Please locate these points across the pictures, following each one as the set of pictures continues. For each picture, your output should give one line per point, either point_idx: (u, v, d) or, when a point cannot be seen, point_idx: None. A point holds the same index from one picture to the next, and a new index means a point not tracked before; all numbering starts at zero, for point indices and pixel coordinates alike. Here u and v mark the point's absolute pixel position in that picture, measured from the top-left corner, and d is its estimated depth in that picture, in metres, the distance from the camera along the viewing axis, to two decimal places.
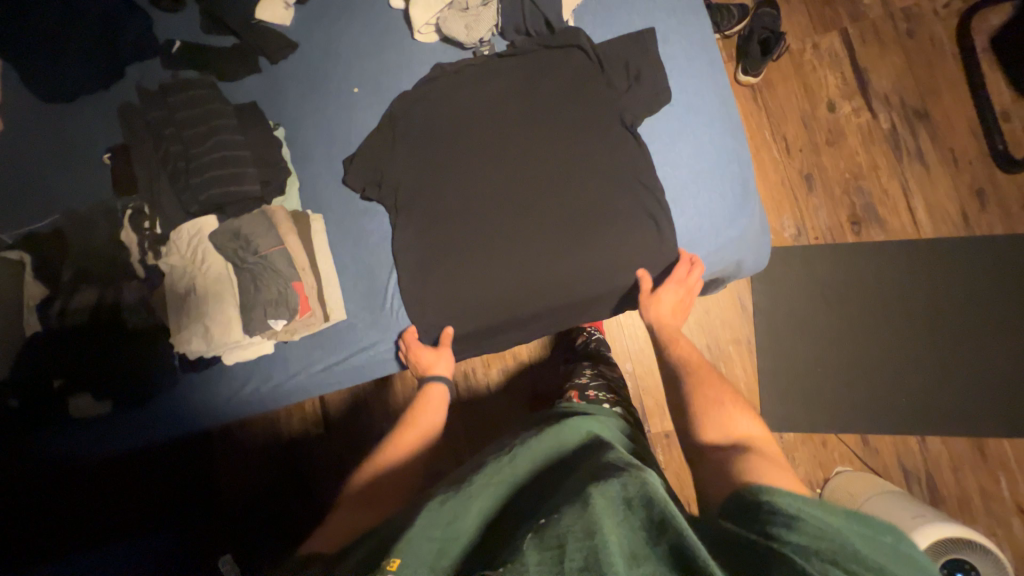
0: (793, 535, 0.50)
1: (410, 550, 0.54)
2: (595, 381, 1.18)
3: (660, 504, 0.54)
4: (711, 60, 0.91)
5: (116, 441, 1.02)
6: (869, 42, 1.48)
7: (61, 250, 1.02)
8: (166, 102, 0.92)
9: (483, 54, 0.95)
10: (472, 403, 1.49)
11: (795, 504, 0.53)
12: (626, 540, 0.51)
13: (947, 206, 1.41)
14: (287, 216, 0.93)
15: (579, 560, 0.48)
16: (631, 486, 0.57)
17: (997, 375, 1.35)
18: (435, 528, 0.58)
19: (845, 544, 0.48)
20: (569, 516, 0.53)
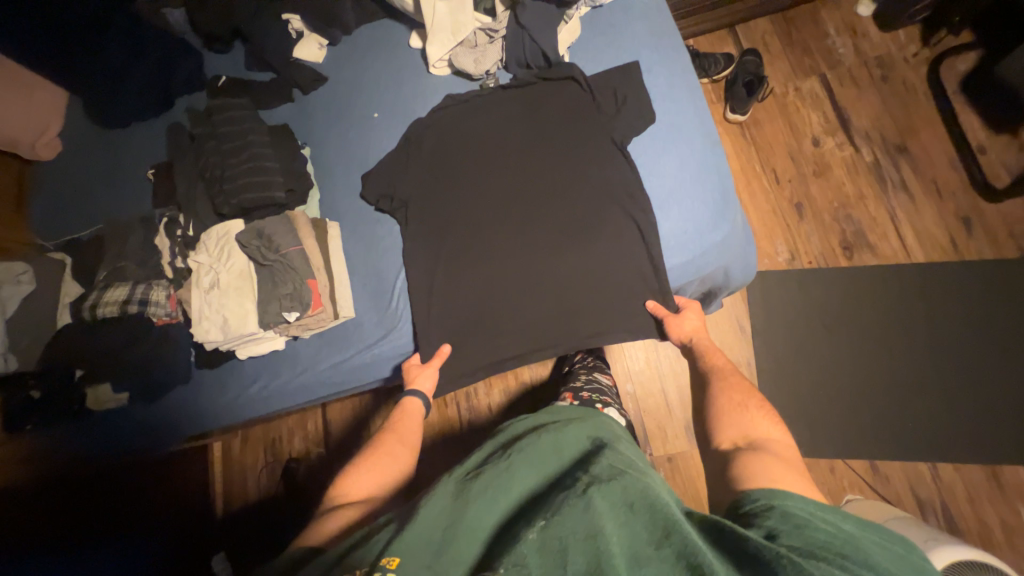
0: (796, 540, 0.50)
1: (411, 548, 0.56)
2: (588, 387, 1.23)
3: (663, 508, 0.53)
4: (692, 86, 1.00)
5: (127, 433, 1.07)
6: (846, 86, 1.61)
7: (100, 254, 1.11)
8: (209, 120, 1.04)
9: (488, 85, 1.07)
10: (473, 423, 1.50)
11: (797, 511, 0.54)
12: (628, 542, 0.52)
13: (935, 233, 1.47)
14: (307, 222, 1.01)
15: (581, 564, 0.49)
16: (633, 487, 0.57)
17: (1005, 400, 1.33)
18: (433, 530, 0.59)
19: (850, 551, 0.48)
20: (569, 517, 0.53)
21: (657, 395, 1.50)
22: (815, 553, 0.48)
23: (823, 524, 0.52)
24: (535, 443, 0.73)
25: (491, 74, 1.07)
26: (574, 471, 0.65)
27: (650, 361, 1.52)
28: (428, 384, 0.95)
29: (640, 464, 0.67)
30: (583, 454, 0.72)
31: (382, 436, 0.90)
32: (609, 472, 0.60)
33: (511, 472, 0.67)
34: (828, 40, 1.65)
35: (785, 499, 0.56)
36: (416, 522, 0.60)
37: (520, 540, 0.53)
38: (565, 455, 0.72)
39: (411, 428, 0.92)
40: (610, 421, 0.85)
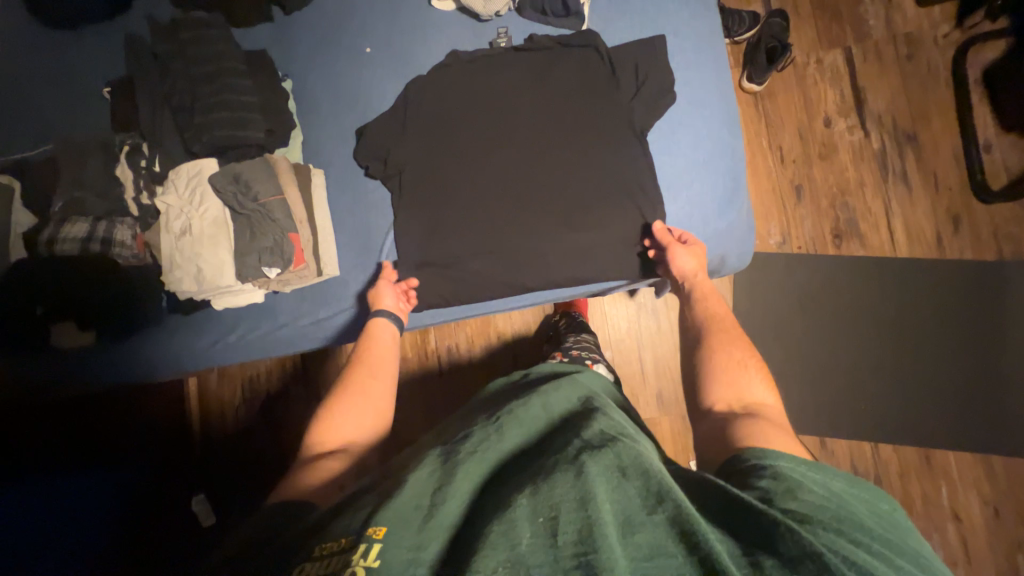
0: (794, 502, 0.52)
1: (400, 515, 0.54)
2: (577, 345, 1.24)
3: (655, 478, 0.54)
4: (717, 53, 0.95)
5: (102, 372, 1.02)
6: (869, 62, 1.53)
7: (48, 179, 0.99)
8: (174, 38, 0.91)
9: (499, 46, 0.96)
10: (451, 371, 1.49)
11: (793, 471, 0.57)
12: (621, 507, 0.52)
13: (923, 227, 1.48)
14: (289, 166, 0.93)
15: (573, 533, 0.49)
16: (625, 456, 0.58)
17: (951, 389, 1.42)
18: (424, 493, 0.58)
19: (842, 516, 0.51)
20: (561, 486, 0.54)
21: (634, 362, 1.54)
22: (811, 518, 0.50)
23: (816, 488, 0.54)
24: (526, 407, 0.74)
25: (504, 35, 0.97)
26: (565, 436, 0.66)
27: (631, 330, 1.55)
28: (391, 303, 0.92)
29: (629, 431, 0.69)
30: (572, 417, 0.73)
31: (353, 369, 0.86)
32: (599, 440, 0.62)
33: (504, 439, 0.69)
34: (860, 8, 1.54)
35: (777, 458, 0.59)
36: (406, 486, 0.58)
37: (513, 505, 0.53)
38: (555, 419, 0.73)
39: (385, 358, 0.89)
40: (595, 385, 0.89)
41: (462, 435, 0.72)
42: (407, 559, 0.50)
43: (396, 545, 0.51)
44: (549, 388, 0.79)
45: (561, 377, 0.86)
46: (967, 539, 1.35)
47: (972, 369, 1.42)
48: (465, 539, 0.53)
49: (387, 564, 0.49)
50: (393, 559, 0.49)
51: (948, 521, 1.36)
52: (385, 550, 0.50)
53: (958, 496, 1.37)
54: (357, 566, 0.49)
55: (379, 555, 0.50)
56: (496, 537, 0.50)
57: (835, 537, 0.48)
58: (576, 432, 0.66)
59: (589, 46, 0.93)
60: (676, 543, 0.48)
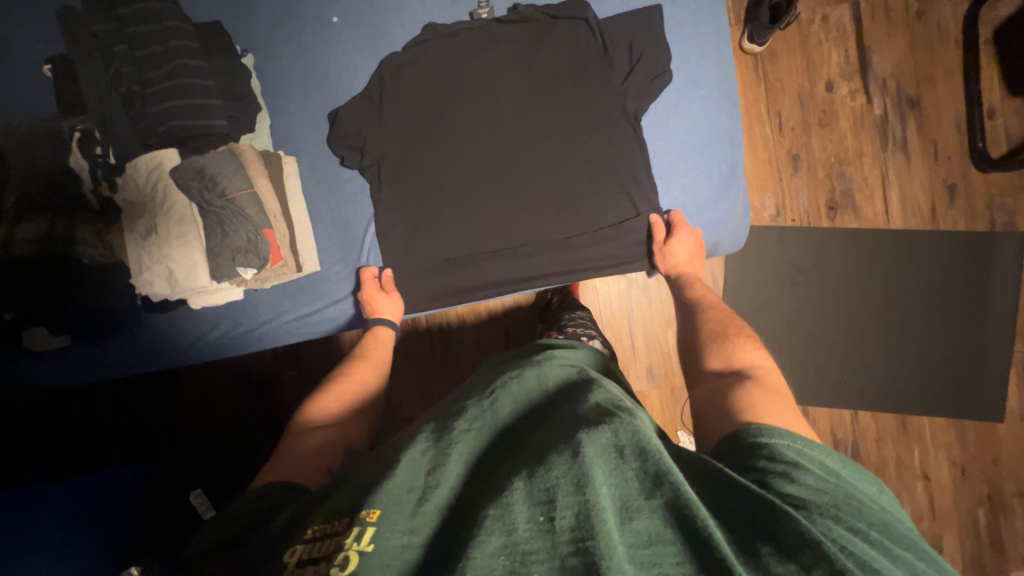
0: (793, 487, 0.52)
1: (393, 499, 0.53)
2: (572, 322, 1.23)
3: (654, 458, 0.52)
4: (716, 27, 0.91)
5: (77, 372, 0.99)
6: (878, 20, 1.44)
7: None
8: (117, 14, 0.86)
9: (480, 17, 0.90)
10: (442, 349, 1.42)
11: (794, 453, 0.56)
12: (618, 491, 0.50)
13: (919, 198, 1.45)
14: (256, 156, 0.89)
15: (570, 519, 0.47)
16: (622, 434, 0.56)
17: (932, 360, 1.45)
18: (416, 475, 0.56)
19: (839, 500, 0.51)
20: (558, 466, 0.52)
21: (625, 338, 1.55)
22: (808, 503, 0.51)
23: (814, 470, 0.54)
24: (519, 380, 0.72)
25: (484, 2, 0.91)
26: (560, 410, 0.65)
27: (622, 307, 1.54)
28: (393, 314, 0.91)
29: (627, 404, 0.67)
30: (568, 387, 0.72)
31: (355, 365, 0.90)
32: (596, 416, 0.60)
33: (497, 412, 0.67)
34: None
35: (776, 437, 0.59)
36: (398, 468, 0.56)
37: (509, 488, 0.51)
38: (549, 390, 0.72)
39: (381, 356, 0.92)
40: (587, 359, 0.88)
41: (453, 410, 0.70)
42: (400, 544, 0.49)
43: (390, 529, 0.50)
44: (542, 363, 0.77)
45: (553, 351, 0.84)
46: (933, 496, 1.44)
47: (954, 340, 1.45)
48: (457, 522, 0.52)
49: (382, 550, 0.48)
50: (386, 545, 0.49)
51: (918, 480, 1.45)
52: (379, 533, 0.49)
53: (929, 458, 1.44)
54: (350, 550, 0.47)
55: (373, 539, 0.49)
56: (489, 520, 0.48)
57: (832, 524, 0.48)
58: (573, 406, 0.64)
59: (576, 18, 0.89)
60: (675, 530, 0.47)
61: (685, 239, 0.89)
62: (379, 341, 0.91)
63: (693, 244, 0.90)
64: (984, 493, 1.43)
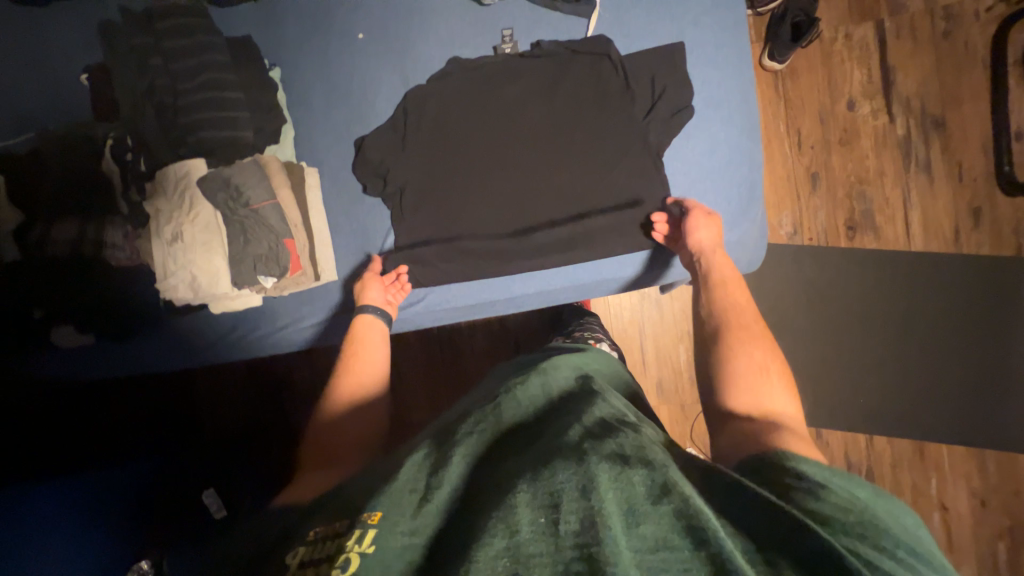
0: (817, 503, 0.51)
1: (395, 500, 0.53)
2: (582, 328, 1.23)
3: (661, 468, 0.51)
4: (738, 49, 0.91)
5: (90, 370, 1.00)
6: (903, 39, 1.42)
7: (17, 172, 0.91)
8: (152, 27, 0.89)
9: (504, 46, 0.91)
10: (452, 358, 1.43)
11: (821, 474, 0.55)
12: (624, 495, 0.48)
13: (942, 221, 1.42)
14: (280, 167, 0.91)
15: (574, 523, 0.46)
16: (628, 443, 0.55)
17: (952, 386, 1.42)
18: (418, 478, 0.56)
19: (866, 520, 0.49)
20: (562, 471, 0.51)
21: (635, 353, 1.53)
22: (833, 520, 0.49)
23: (840, 489, 0.53)
24: (524, 386, 0.72)
25: (508, 38, 0.92)
26: (563, 417, 0.64)
27: (634, 320, 1.53)
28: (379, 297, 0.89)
29: (632, 417, 0.66)
30: (573, 395, 0.71)
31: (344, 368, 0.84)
32: (602, 425, 0.59)
33: (501, 417, 0.67)
34: None
35: (801, 461, 0.57)
36: (400, 473, 0.57)
37: (511, 490, 0.50)
38: (554, 398, 0.71)
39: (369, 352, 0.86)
40: (597, 365, 0.87)
41: (458, 418, 0.70)
42: (401, 545, 0.49)
43: (391, 530, 0.49)
44: (547, 371, 0.77)
45: (561, 358, 0.84)
46: (951, 527, 1.39)
47: (976, 366, 1.41)
48: (458, 524, 0.51)
49: (383, 552, 0.48)
50: (387, 546, 0.48)
51: (934, 509, 1.40)
52: (380, 535, 0.49)
53: (946, 487, 1.40)
54: (351, 552, 0.47)
55: (374, 541, 0.48)
56: (492, 523, 0.47)
57: (857, 542, 0.47)
58: (578, 414, 0.63)
59: (600, 46, 0.89)
60: (684, 537, 0.45)
61: (707, 227, 0.86)
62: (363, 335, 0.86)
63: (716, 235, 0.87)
64: (1005, 527, 1.38)
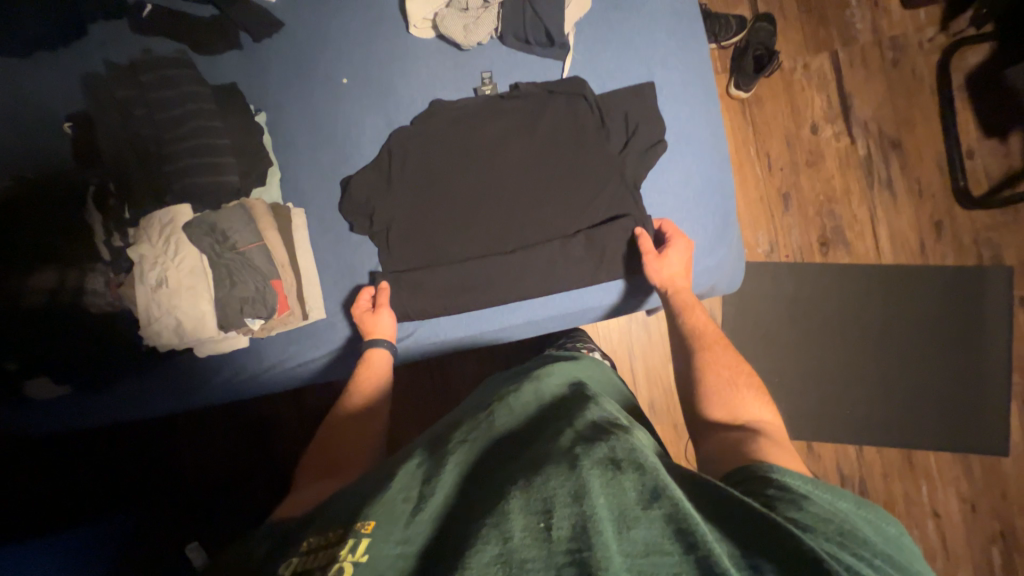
0: (799, 513, 0.52)
1: (388, 508, 0.52)
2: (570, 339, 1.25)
3: (652, 473, 0.51)
4: (704, 86, 0.96)
5: (68, 418, 0.96)
6: (856, 67, 1.52)
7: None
8: (139, 77, 0.91)
9: (484, 93, 0.96)
10: (445, 389, 1.41)
11: (804, 485, 0.56)
12: (615, 501, 0.48)
13: (907, 234, 1.50)
14: (266, 210, 0.92)
15: (567, 529, 0.45)
16: (620, 449, 0.55)
17: (932, 393, 1.46)
18: (411, 487, 0.55)
19: (844, 529, 0.51)
20: (556, 478, 0.51)
21: (625, 374, 1.55)
22: (814, 528, 0.51)
23: (819, 500, 0.55)
24: (518, 398, 0.73)
25: (488, 81, 0.96)
26: (555, 424, 0.65)
27: (623, 342, 1.55)
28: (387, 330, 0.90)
29: (623, 421, 0.67)
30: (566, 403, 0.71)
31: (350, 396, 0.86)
32: (593, 432, 0.60)
33: (495, 427, 0.67)
34: (847, 12, 1.53)
35: (783, 475, 0.58)
36: (394, 482, 0.56)
37: (506, 498, 0.50)
38: (546, 405, 0.72)
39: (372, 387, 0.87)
40: (594, 372, 0.89)
41: (451, 428, 0.70)
42: (392, 554, 0.48)
43: (383, 539, 0.49)
44: (540, 381, 0.77)
45: (557, 365, 0.85)
46: (945, 534, 1.41)
47: (953, 372, 1.46)
48: (451, 532, 0.50)
49: (374, 560, 0.47)
50: (378, 555, 0.47)
51: (927, 517, 1.42)
52: (373, 544, 0.48)
53: (937, 494, 1.42)
54: (343, 561, 0.46)
55: (367, 550, 0.47)
56: (485, 529, 0.47)
57: (837, 548, 0.48)
58: (570, 421, 0.64)
59: (575, 92, 0.94)
60: (673, 541, 0.44)
61: (679, 250, 0.90)
62: (373, 366, 0.88)
63: (687, 256, 0.91)
64: (996, 531, 1.40)
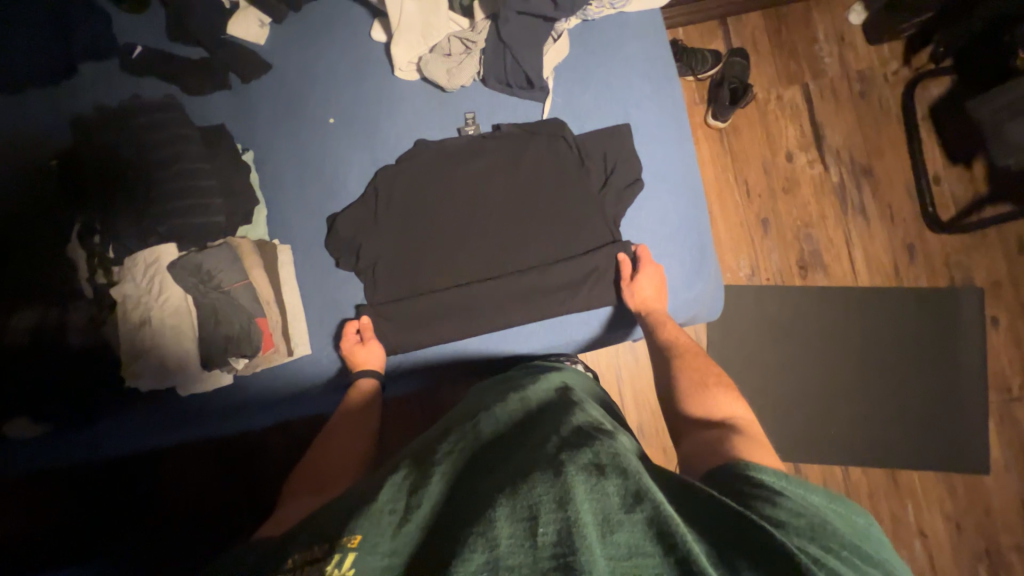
0: (773, 508, 0.53)
1: (375, 521, 0.52)
2: None
3: (635, 476, 0.52)
4: (680, 125, 1.00)
5: (41, 456, 0.94)
6: (826, 99, 1.59)
7: None
8: (130, 120, 0.93)
9: (467, 133, 0.99)
10: None
11: (778, 480, 0.57)
12: (599, 505, 0.49)
13: (881, 258, 1.55)
14: (252, 248, 0.93)
15: (551, 534, 0.46)
16: (604, 454, 0.56)
17: (913, 413, 1.49)
18: (397, 498, 0.56)
19: (817, 524, 0.52)
20: (541, 484, 0.51)
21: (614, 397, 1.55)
22: (788, 524, 0.51)
23: (795, 496, 0.55)
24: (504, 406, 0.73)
25: (471, 121, 0.99)
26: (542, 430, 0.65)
27: (610, 365, 1.56)
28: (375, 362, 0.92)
29: (608, 425, 0.68)
30: (552, 409, 0.72)
31: (339, 419, 0.89)
32: (578, 438, 0.60)
33: (481, 435, 0.67)
34: (816, 46, 1.61)
35: (759, 470, 0.59)
36: (380, 494, 0.56)
37: (492, 504, 0.50)
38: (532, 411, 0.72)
39: (359, 411, 0.90)
40: (579, 378, 0.90)
41: (438, 438, 0.70)
42: (379, 567, 0.48)
43: (370, 552, 0.49)
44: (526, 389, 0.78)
45: (542, 374, 0.86)
46: (932, 553, 1.42)
47: (932, 391, 1.49)
48: (437, 540, 0.50)
49: (361, 574, 0.47)
50: (366, 568, 0.47)
51: (914, 536, 1.43)
52: (360, 558, 0.48)
53: (922, 513, 1.44)
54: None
55: (354, 565, 0.47)
56: (470, 538, 0.47)
57: (809, 544, 0.49)
58: (556, 428, 0.64)
59: (555, 134, 0.97)
60: (655, 543, 0.45)
61: (651, 275, 0.92)
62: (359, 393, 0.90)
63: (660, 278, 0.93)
64: (981, 549, 1.42)
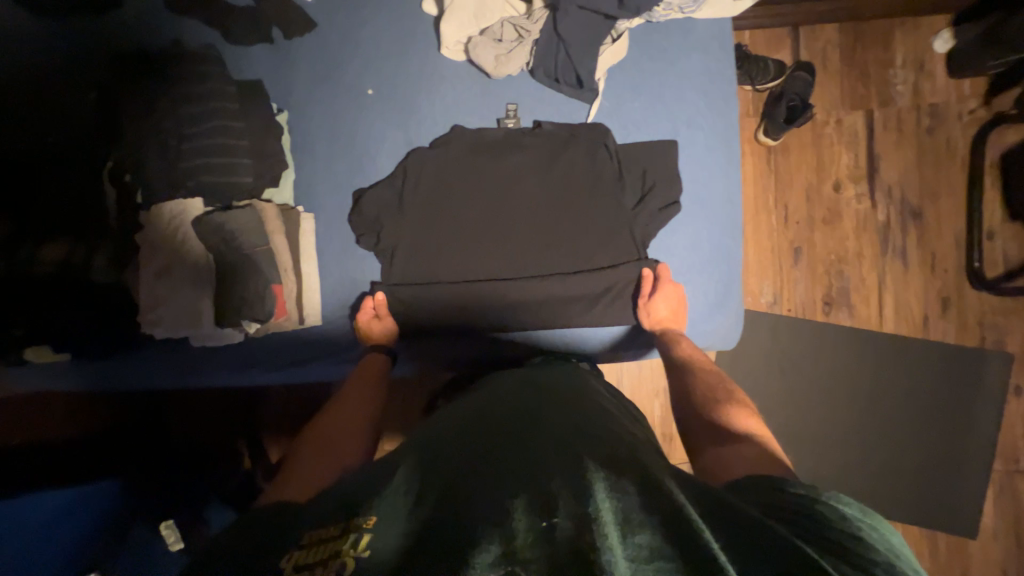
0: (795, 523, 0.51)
1: (389, 503, 0.52)
2: None
3: (654, 482, 0.51)
4: (728, 148, 0.96)
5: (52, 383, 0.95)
6: (890, 130, 1.49)
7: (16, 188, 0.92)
8: (169, 64, 0.91)
9: (506, 125, 0.95)
10: None
11: (804, 494, 0.55)
12: (619, 505, 0.48)
13: (913, 306, 1.49)
14: (277, 214, 0.93)
15: (570, 530, 0.45)
16: (620, 460, 0.56)
17: (912, 467, 1.46)
18: (412, 482, 0.56)
19: (845, 539, 0.49)
20: (559, 482, 0.51)
21: None
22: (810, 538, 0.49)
23: (822, 509, 0.53)
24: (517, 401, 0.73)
25: (512, 113, 0.96)
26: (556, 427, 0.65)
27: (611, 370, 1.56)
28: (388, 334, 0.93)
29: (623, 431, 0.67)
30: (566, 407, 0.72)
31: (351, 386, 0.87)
32: (594, 440, 0.60)
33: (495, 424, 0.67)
34: (890, 71, 1.49)
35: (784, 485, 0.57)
36: (395, 478, 0.57)
37: (509, 497, 0.50)
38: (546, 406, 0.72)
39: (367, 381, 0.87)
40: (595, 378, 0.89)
41: (449, 422, 0.71)
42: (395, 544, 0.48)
43: (386, 532, 0.49)
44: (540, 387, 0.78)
45: (555, 370, 0.85)
46: None
47: (936, 449, 1.46)
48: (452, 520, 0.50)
49: (378, 551, 0.47)
50: (382, 547, 0.47)
51: None
52: (376, 538, 0.48)
53: None
54: (347, 555, 0.46)
55: (370, 545, 0.47)
56: (488, 526, 0.46)
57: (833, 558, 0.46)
58: (571, 428, 0.64)
59: (597, 142, 0.93)
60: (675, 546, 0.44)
61: (667, 295, 0.91)
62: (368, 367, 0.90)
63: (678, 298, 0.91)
64: None
